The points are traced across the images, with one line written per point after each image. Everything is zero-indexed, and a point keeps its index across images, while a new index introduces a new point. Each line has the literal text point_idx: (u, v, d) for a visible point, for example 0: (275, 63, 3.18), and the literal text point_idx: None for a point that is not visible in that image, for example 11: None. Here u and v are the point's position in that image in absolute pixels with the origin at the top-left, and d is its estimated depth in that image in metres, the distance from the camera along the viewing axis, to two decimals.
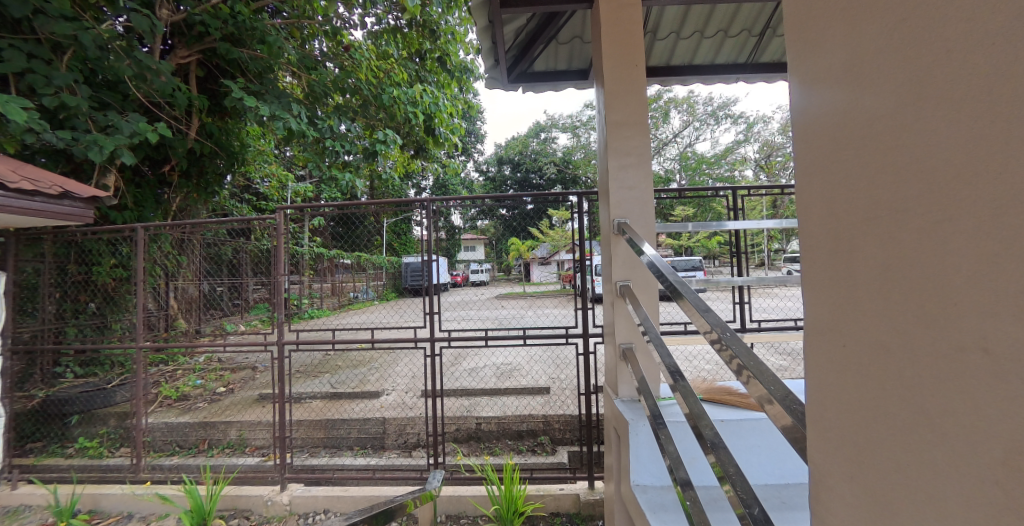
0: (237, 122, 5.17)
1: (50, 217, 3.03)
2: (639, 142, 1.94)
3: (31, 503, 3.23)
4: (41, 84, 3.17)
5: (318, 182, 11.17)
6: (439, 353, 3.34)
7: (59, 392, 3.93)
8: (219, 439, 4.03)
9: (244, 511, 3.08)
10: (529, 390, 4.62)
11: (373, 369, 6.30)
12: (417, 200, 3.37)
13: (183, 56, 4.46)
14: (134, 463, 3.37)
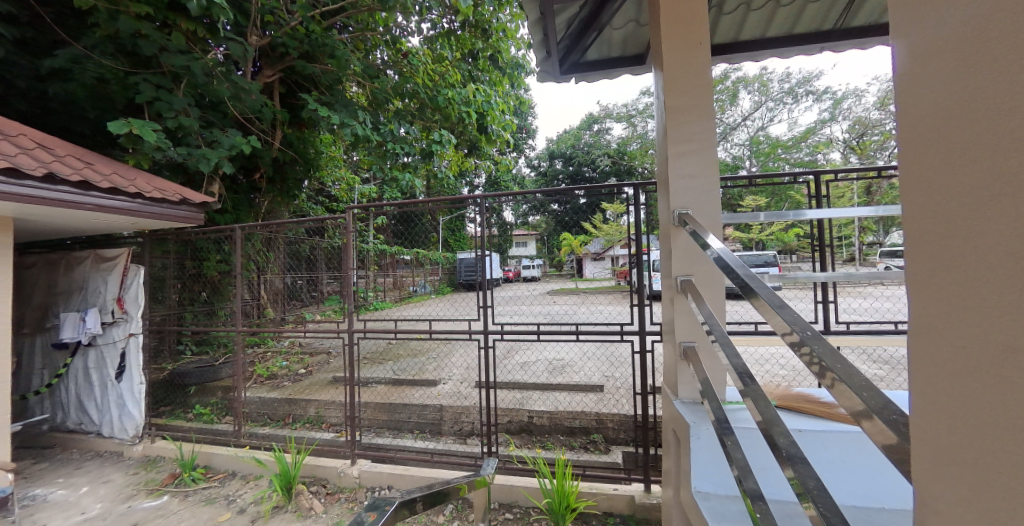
0: (311, 129, 5.63)
1: (171, 220, 3.55)
2: (702, 127, 1.86)
3: (164, 455, 3.82)
4: (165, 109, 3.69)
5: (381, 182, 11.88)
6: (492, 346, 3.42)
7: (180, 367, 4.66)
8: (301, 414, 4.47)
9: (322, 480, 3.41)
10: (582, 388, 4.61)
11: (431, 359, 6.62)
12: (469, 196, 3.40)
13: (268, 75, 4.96)
14: (235, 429, 3.87)
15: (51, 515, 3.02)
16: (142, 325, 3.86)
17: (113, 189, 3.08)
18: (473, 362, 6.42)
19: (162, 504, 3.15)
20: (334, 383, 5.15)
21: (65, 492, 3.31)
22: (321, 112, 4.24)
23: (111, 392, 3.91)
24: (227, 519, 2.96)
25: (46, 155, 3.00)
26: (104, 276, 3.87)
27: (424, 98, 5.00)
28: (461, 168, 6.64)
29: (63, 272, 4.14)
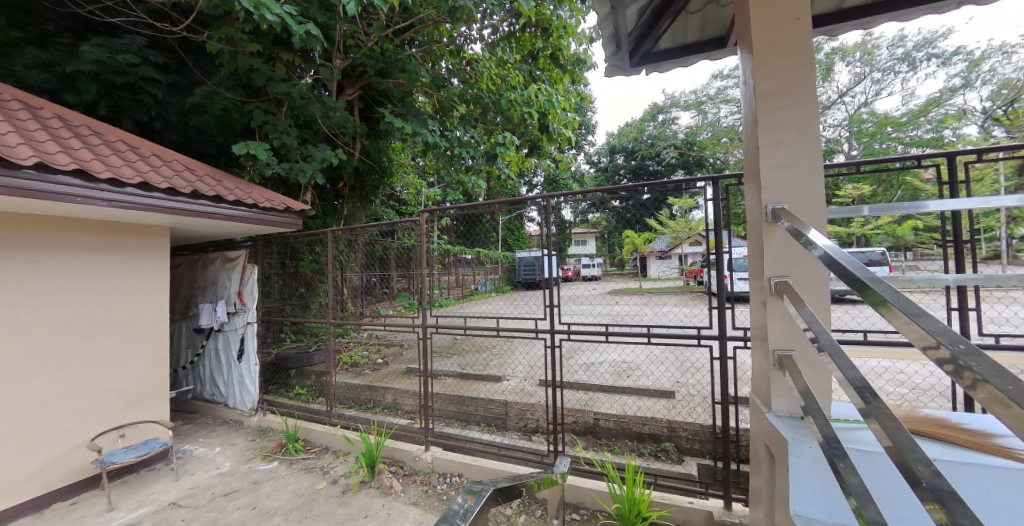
0: (385, 139, 6.02)
1: (276, 226, 4.10)
2: (800, 112, 1.55)
3: (272, 427, 4.38)
4: (272, 130, 4.23)
5: (444, 185, 12.37)
6: (559, 345, 3.43)
7: (283, 351, 5.22)
8: (380, 400, 4.86)
9: (399, 462, 3.71)
10: (652, 393, 4.45)
11: (495, 355, 6.81)
12: (529, 197, 3.52)
13: (350, 93, 5.38)
14: (328, 409, 4.34)
15: (195, 468, 3.70)
16: (258, 315, 4.42)
17: (234, 200, 3.69)
18: (536, 360, 6.47)
19: (273, 468, 3.70)
20: (407, 374, 5.50)
21: (205, 450, 4.02)
22: (397, 123, 4.59)
23: (234, 369, 4.55)
24: (323, 487, 3.40)
25: (191, 175, 3.68)
26: (229, 274, 4.51)
27: (487, 101, 5.13)
28: (522, 168, 6.75)
29: (199, 270, 4.93)
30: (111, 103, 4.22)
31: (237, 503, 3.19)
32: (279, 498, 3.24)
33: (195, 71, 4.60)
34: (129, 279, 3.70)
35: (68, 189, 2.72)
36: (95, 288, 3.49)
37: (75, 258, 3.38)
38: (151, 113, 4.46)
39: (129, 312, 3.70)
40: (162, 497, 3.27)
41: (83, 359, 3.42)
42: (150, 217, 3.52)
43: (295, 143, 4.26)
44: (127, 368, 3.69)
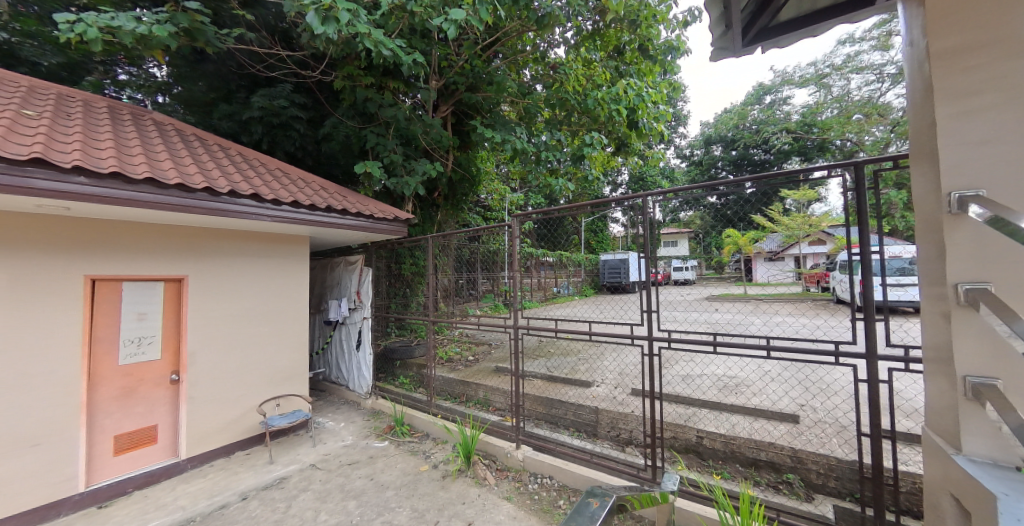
0: (475, 149, 6.31)
1: (386, 232, 4.64)
2: (1006, 69, 1.13)
3: (382, 410, 4.91)
4: (381, 149, 4.72)
5: (525, 190, 12.60)
6: (657, 354, 3.28)
7: (390, 344, 5.79)
8: (473, 395, 5.14)
9: (492, 456, 3.99)
10: (767, 414, 4.00)
11: (582, 359, 6.75)
12: (612, 199, 3.47)
13: (442, 111, 5.65)
14: (429, 399, 4.79)
15: (327, 438, 4.35)
16: (372, 310, 4.88)
17: (355, 212, 4.31)
18: (626, 367, 6.26)
19: (385, 446, 4.23)
20: (497, 372, 5.71)
21: (333, 423, 4.66)
22: (487, 134, 4.85)
23: (354, 356, 5.16)
24: (426, 469, 3.81)
25: (323, 192, 4.34)
26: (349, 275, 5.14)
27: (573, 103, 5.13)
28: (606, 167, 6.63)
29: (327, 272, 5.68)
30: (270, 139, 4.86)
31: (359, 472, 3.73)
32: (391, 473, 3.71)
33: (324, 102, 4.96)
34: (284, 277, 4.42)
35: (243, 208, 3.50)
36: (262, 284, 4.22)
37: (248, 259, 4.13)
38: (297, 143, 4.94)
39: (283, 305, 4.41)
40: (305, 458, 3.93)
41: (254, 342, 4.15)
42: (295, 229, 4.25)
43: (400, 159, 4.70)
44: (283, 352, 4.40)
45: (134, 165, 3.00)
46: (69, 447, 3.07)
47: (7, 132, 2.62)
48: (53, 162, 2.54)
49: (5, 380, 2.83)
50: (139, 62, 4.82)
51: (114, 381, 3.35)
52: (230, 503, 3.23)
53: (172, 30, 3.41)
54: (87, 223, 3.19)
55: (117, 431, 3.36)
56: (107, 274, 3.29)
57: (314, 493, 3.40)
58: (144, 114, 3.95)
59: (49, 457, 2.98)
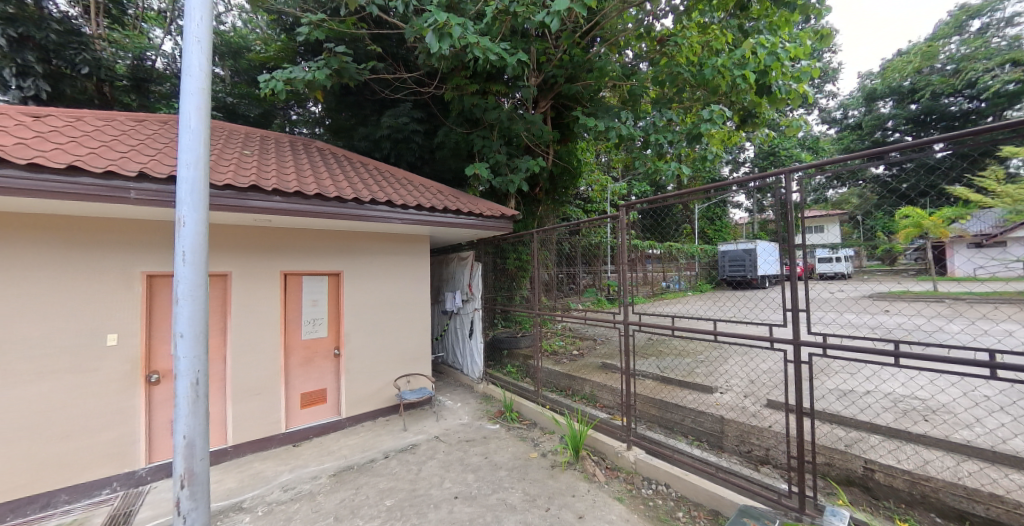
0: (575, 141, 6.19)
1: (495, 229, 4.93)
2: None
3: (493, 396, 5.25)
4: (487, 150, 4.99)
5: (630, 179, 11.92)
6: (797, 362, 2.79)
7: (498, 334, 6.09)
8: (579, 390, 5.11)
9: (602, 453, 3.96)
10: (975, 451, 3.06)
11: (700, 362, 6.11)
12: (734, 181, 3.06)
13: (542, 105, 5.65)
14: (536, 389, 4.97)
15: (448, 414, 4.86)
16: (482, 302, 5.18)
17: (467, 211, 4.68)
18: (755, 373, 5.46)
19: (497, 429, 4.55)
20: (604, 368, 5.59)
21: (451, 402, 5.16)
22: (590, 123, 4.72)
23: (467, 343, 5.61)
24: (535, 456, 3.99)
25: (441, 196, 4.82)
26: (462, 270, 5.57)
27: (688, 76, 4.65)
28: (726, 144, 5.86)
29: (444, 267, 6.26)
30: (396, 153, 5.56)
31: (474, 450, 4.11)
32: (504, 455, 4.00)
33: (437, 114, 5.45)
34: (412, 271, 5.01)
35: (380, 213, 4.12)
36: (395, 277, 4.88)
37: (385, 256, 4.82)
38: (416, 154, 5.55)
39: (412, 296, 5.01)
40: (430, 430, 4.49)
41: (391, 327, 4.82)
42: (419, 231, 4.83)
43: (502, 157, 4.90)
44: (413, 337, 5.00)
45: (307, 184, 3.82)
46: (274, 398, 4.05)
47: (235, 168, 3.56)
48: (261, 187, 3.39)
49: (237, 346, 3.83)
50: (302, 101, 5.99)
51: (298, 351, 4.25)
52: (376, 459, 3.92)
53: (327, 73, 4.09)
54: (280, 231, 4.13)
55: (301, 390, 4.25)
56: (293, 270, 4.20)
57: (438, 462, 3.88)
58: (311, 144, 4.88)
59: (263, 404, 3.98)
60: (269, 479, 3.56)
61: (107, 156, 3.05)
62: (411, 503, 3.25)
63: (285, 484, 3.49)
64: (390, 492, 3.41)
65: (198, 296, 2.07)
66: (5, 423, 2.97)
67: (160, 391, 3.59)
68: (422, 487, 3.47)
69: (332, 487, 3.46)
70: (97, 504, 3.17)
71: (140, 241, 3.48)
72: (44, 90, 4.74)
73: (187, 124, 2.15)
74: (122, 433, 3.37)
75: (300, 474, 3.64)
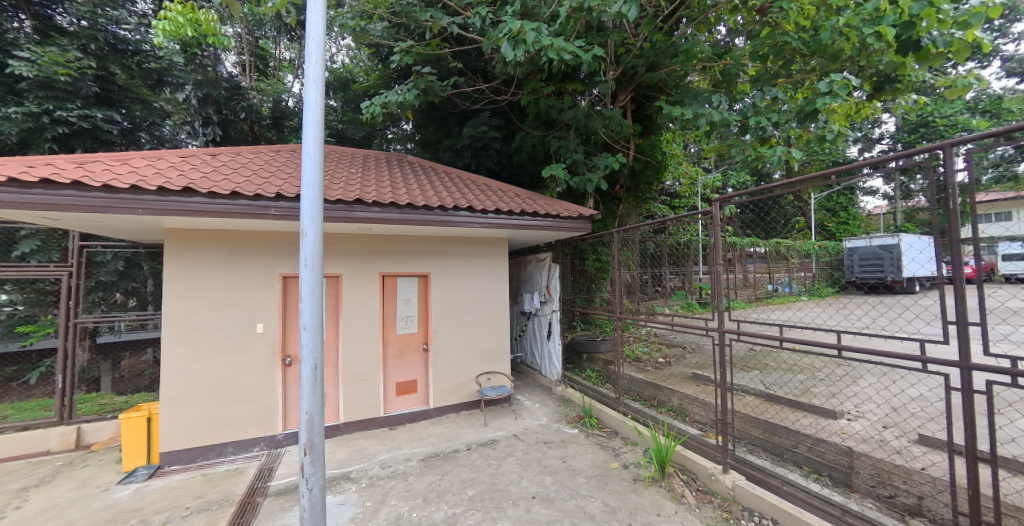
0: (658, 134, 5.79)
1: (574, 230, 4.87)
2: None
3: (572, 400, 5.17)
4: (564, 151, 4.94)
5: (726, 168, 10.74)
6: (949, 388, 2.18)
7: (577, 337, 5.98)
8: (665, 401, 4.75)
9: (693, 473, 3.60)
10: None
11: (818, 378, 5.19)
12: (864, 162, 2.52)
13: (621, 99, 5.42)
14: (617, 396, 4.76)
15: (526, 414, 4.93)
16: (560, 304, 5.14)
17: (544, 213, 4.71)
18: (896, 398, 4.44)
19: (575, 434, 4.47)
20: (694, 379, 5.11)
21: (530, 402, 5.22)
22: (676, 112, 4.36)
23: (545, 344, 5.63)
24: (615, 467, 3.81)
25: (520, 199, 4.93)
26: (541, 271, 5.60)
27: (799, 45, 4.00)
28: (854, 119, 4.91)
29: (522, 269, 6.37)
30: (477, 160, 5.86)
31: (552, 452, 4.10)
32: (582, 462, 3.90)
33: (513, 119, 5.61)
34: (492, 272, 5.23)
35: (462, 219, 4.38)
36: (477, 278, 5.14)
37: (468, 258, 5.11)
38: (495, 159, 5.79)
39: (493, 296, 5.22)
40: (509, 427, 4.61)
41: (473, 325, 5.09)
42: (500, 234, 5.01)
43: (580, 156, 4.81)
44: (493, 335, 5.21)
45: (399, 195, 4.25)
46: (376, 385, 4.57)
47: (342, 184, 4.14)
48: (362, 199, 3.88)
49: (347, 338, 4.44)
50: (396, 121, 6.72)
51: (394, 344, 4.74)
52: (460, 449, 4.18)
53: (415, 93, 4.48)
54: (379, 237, 4.66)
55: (396, 379, 4.73)
56: (389, 271, 4.70)
57: (517, 460, 3.96)
58: (403, 158, 5.42)
59: (367, 389, 4.52)
60: (371, 455, 4.04)
61: (254, 182, 3.80)
62: (490, 497, 3.37)
63: (383, 462, 3.93)
64: (471, 482, 3.59)
65: (317, 295, 2.49)
66: (191, 390, 3.85)
67: (292, 373, 4.31)
68: (501, 482, 3.58)
69: (421, 470, 3.79)
70: (250, 459, 3.95)
71: (275, 248, 4.25)
72: (218, 135, 6.16)
73: (309, 150, 2.67)
74: (264, 405, 4.13)
75: (395, 454, 4.06)
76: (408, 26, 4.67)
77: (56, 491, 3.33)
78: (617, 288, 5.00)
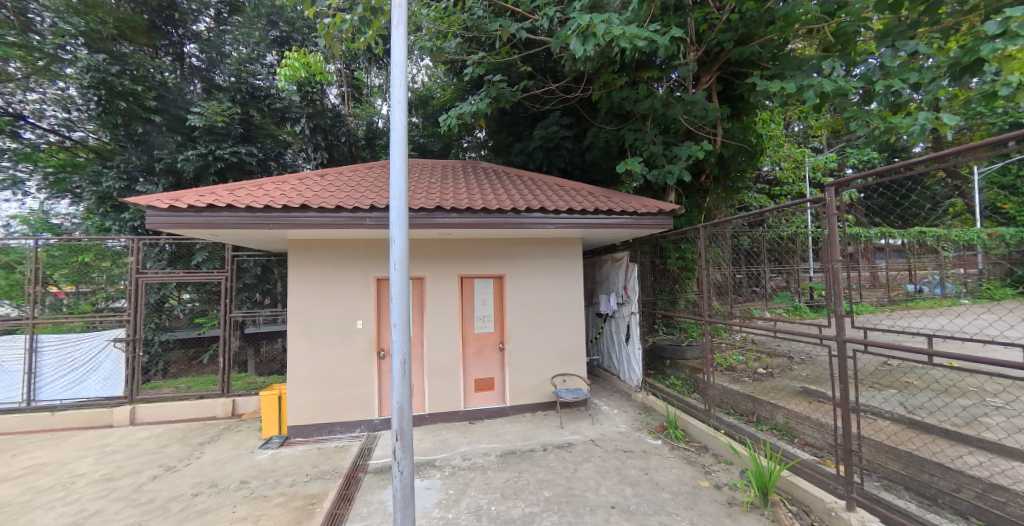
0: (751, 114, 5.15)
1: (653, 227, 4.57)
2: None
3: (654, 408, 4.86)
4: (641, 144, 4.65)
5: (846, 146, 9.10)
6: None
7: (658, 341, 5.60)
8: (767, 418, 4.17)
9: (805, 506, 3.08)
10: None
11: (988, 404, 4.07)
12: None
13: (705, 81, 4.96)
14: (707, 408, 4.32)
15: (603, 419, 4.76)
16: (639, 305, 4.86)
17: (620, 210, 4.51)
18: None
19: (659, 445, 4.16)
20: (807, 397, 4.37)
21: (608, 407, 5.04)
22: (774, 87, 3.81)
23: (624, 348, 5.38)
24: (706, 486, 3.44)
25: (594, 198, 4.79)
26: (617, 271, 5.36)
27: None
28: None
29: (597, 268, 6.17)
30: (549, 161, 5.87)
31: (633, 462, 3.87)
32: (666, 476, 3.62)
33: (585, 116, 5.48)
34: (566, 273, 5.17)
35: (535, 220, 4.40)
36: (552, 279, 5.14)
37: (542, 259, 5.14)
38: (567, 158, 5.73)
39: (567, 297, 5.17)
40: (586, 432, 4.49)
41: (547, 327, 5.10)
42: (574, 234, 4.93)
43: (659, 148, 4.50)
44: (569, 337, 5.15)
45: (474, 200, 4.45)
46: (457, 380, 4.86)
47: (423, 194, 4.50)
48: (441, 207, 4.16)
49: (432, 335, 4.80)
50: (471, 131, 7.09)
51: (472, 342, 4.99)
52: (536, 449, 4.20)
53: (487, 101, 4.65)
54: (458, 241, 4.94)
55: (475, 376, 4.97)
56: (468, 273, 4.96)
57: (595, 466, 3.83)
58: (478, 164, 5.68)
59: (449, 383, 4.83)
60: (453, 446, 4.28)
61: (351, 196, 4.33)
62: (567, 501, 3.31)
63: (464, 453, 4.14)
64: (547, 484, 3.57)
65: (404, 296, 2.70)
66: (308, 375, 4.55)
67: (385, 365, 4.82)
68: (578, 487, 3.49)
69: (499, 466, 3.90)
70: (353, 438, 4.51)
71: (370, 253, 4.79)
72: (326, 157, 6.99)
73: (396, 164, 2.91)
74: (364, 392, 4.68)
75: (475, 448, 4.24)
76: (479, 39, 4.88)
77: (220, 448, 4.22)
78: (706, 291, 4.49)
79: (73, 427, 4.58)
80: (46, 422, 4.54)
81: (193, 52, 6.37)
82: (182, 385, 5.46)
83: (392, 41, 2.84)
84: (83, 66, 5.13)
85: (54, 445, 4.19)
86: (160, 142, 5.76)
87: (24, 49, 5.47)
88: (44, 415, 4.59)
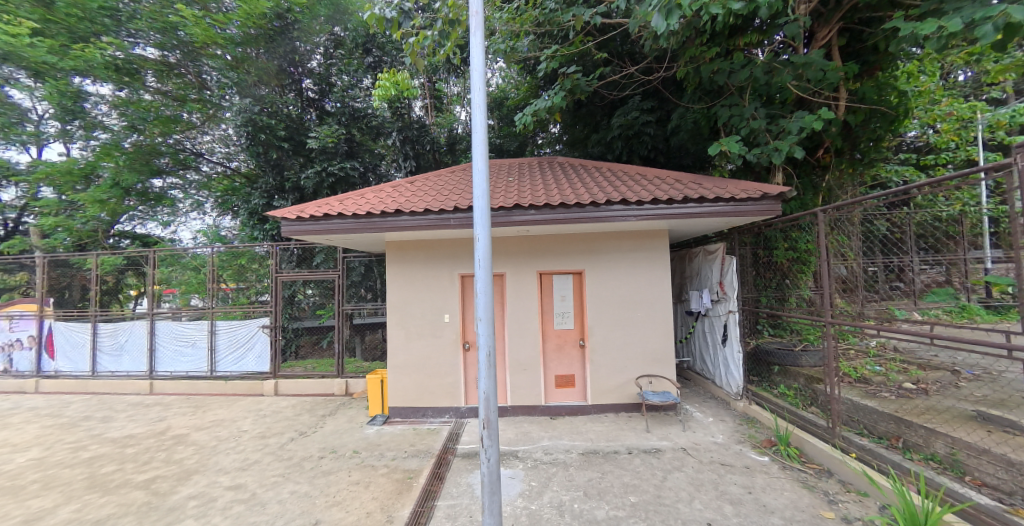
0: (888, 69, 4.17)
1: (757, 215, 3.99)
2: None
3: (760, 420, 4.27)
4: (738, 121, 4.09)
5: None
6: None
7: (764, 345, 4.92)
8: (918, 446, 3.34)
9: None
10: None
11: None
12: None
13: (823, 36, 4.15)
14: (831, 426, 3.62)
15: (696, 427, 4.36)
16: (738, 303, 4.32)
17: (715, 197, 4.03)
18: None
19: (767, 462, 3.62)
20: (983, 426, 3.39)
21: (701, 415, 4.60)
22: (926, 29, 2.99)
23: (721, 351, 4.84)
24: (831, 517, 2.86)
25: (683, 185, 4.36)
26: (711, 265, 4.85)
27: None
28: None
29: (687, 263, 5.66)
30: (629, 150, 5.57)
31: (734, 478, 3.43)
32: (776, 498, 3.12)
33: (669, 97, 5.08)
34: (652, 268, 4.84)
35: (616, 213, 4.17)
36: (637, 275, 4.85)
37: (625, 253, 4.89)
38: (649, 146, 5.38)
39: (653, 294, 4.84)
40: (676, 439, 4.15)
41: (631, 324, 4.84)
42: (660, 225, 4.57)
43: (763, 123, 3.89)
44: (656, 336, 4.82)
45: (551, 196, 4.41)
46: (538, 375, 4.91)
47: (501, 193, 4.63)
48: (518, 205, 4.21)
49: (513, 330, 4.94)
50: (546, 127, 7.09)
51: (552, 338, 5.00)
52: (621, 451, 4.02)
53: (562, 95, 4.60)
54: (536, 237, 4.97)
55: (556, 372, 4.98)
56: (546, 270, 4.96)
57: (686, 477, 3.51)
58: (554, 159, 5.65)
59: (531, 378, 4.91)
60: (536, 440, 4.34)
61: (437, 200, 4.68)
62: (655, 509, 3.08)
63: (546, 448, 4.17)
64: (633, 489, 3.38)
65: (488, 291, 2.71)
66: (404, 363, 5.08)
67: (470, 357, 5.12)
68: (668, 497, 3.23)
69: (582, 464, 3.83)
70: (443, 422, 4.91)
71: (453, 252, 5.12)
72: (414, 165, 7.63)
73: (477, 166, 2.98)
74: (452, 381, 5.05)
75: (557, 443, 4.24)
76: (552, 32, 4.88)
77: (338, 421, 4.97)
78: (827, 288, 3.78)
79: (240, 394, 5.92)
80: (223, 387, 5.95)
81: (309, 86, 7.56)
82: (309, 365, 6.58)
83: (470, 48, 2.89)
84: (238, 109, 6.54)
85: (229, 406, 5.46)
86: (290, 164, 7.00)
87: (201, 102, 7.36)
88: (221, 382, 6.01)
